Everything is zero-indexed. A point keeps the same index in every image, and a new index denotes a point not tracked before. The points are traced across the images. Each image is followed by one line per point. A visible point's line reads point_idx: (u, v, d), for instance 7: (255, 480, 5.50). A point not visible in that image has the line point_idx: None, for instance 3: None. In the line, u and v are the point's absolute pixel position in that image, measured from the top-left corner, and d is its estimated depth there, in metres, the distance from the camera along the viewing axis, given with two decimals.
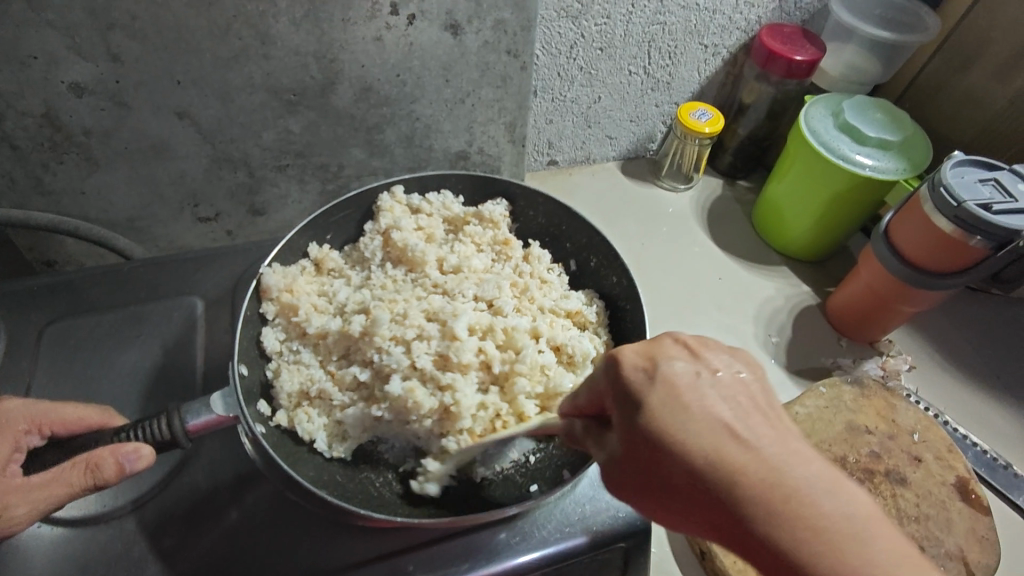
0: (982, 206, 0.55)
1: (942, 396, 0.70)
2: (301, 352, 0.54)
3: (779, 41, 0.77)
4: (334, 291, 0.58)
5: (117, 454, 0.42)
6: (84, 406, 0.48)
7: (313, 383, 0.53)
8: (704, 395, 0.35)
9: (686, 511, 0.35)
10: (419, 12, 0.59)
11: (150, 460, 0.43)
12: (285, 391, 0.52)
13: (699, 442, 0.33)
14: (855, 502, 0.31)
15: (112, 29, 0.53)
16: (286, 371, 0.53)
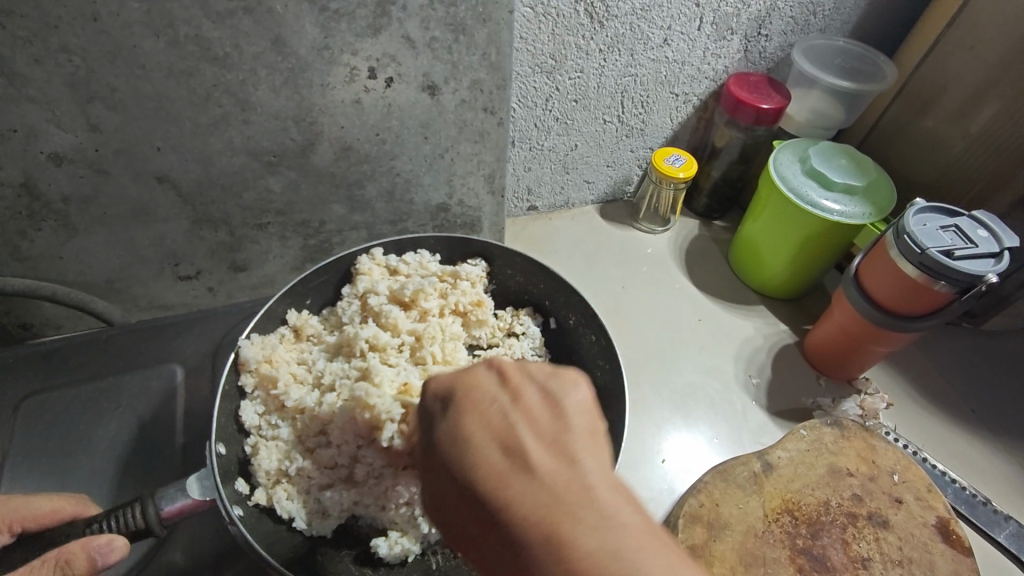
0: (944, 253, 0.57)
1: (920, 432, 0.72)
2: (278, 425, 0.54)
3: (746, 90, 0.80)
4: (314, 362, 0.58)
5: (89, 548, 0.40)
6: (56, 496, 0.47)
7: (292, 461, 0.52)
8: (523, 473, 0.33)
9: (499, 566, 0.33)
10: (396, 75, 0.61)
11: (123, 550, 0.41)
12: (262, 471, 0.51)
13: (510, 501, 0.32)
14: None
15: (92, 102, 0.53)
16: (263, 448, 0.52)
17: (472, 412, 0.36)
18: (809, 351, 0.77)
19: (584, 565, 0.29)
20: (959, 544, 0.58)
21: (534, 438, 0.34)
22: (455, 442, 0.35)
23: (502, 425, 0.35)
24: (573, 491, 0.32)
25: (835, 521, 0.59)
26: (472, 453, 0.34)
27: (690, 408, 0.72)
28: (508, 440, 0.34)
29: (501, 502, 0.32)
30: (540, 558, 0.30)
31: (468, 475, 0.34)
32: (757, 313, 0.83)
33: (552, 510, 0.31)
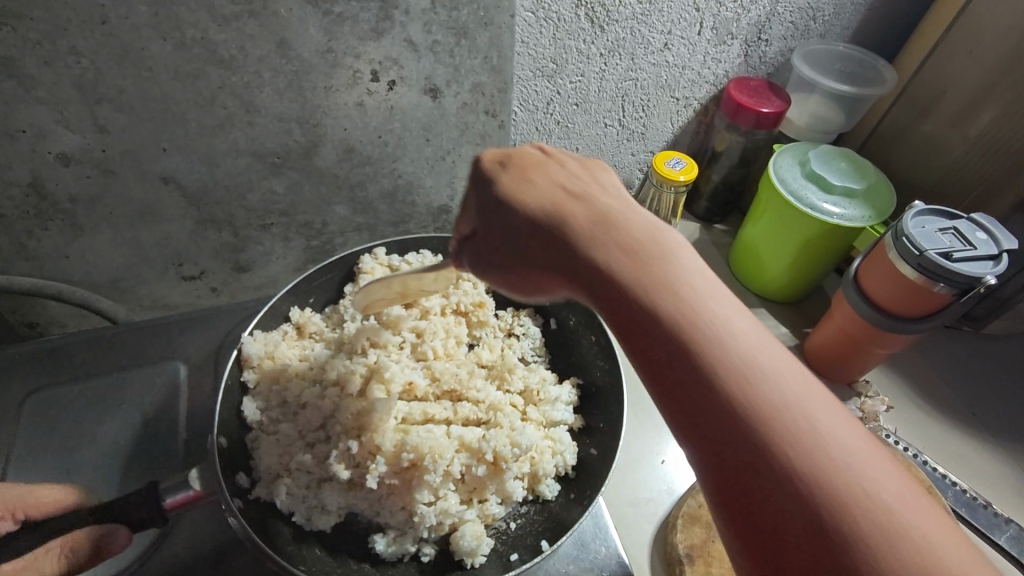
0: (943, 254, 0.58)
1: (921, 435, 0.72)
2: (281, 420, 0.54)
3: (746, 94, 0.80)
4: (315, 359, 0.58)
5: (94, 539, 0.43)
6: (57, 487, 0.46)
7: (292, 456, 0.52)
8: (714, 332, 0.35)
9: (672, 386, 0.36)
10: (399, 78, 0.62)
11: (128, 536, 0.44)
12: (262, 466, 0.51)
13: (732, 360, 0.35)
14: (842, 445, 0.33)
15: (100, 103, 0.54)
16: (264, 442, 0.52)
17: (569, 200, 0.42)
18: (809, 354, 0.77)
19: (749, 384, 0.34)
20: None
21: (637, 234, 0.40)
22: (562, 231, 0.40)
23: (601, 213, 0.41)
24: (682, 275, 0.38)
25: None
26: (592, 245, 0.39)
27: None
28: (621, 230, 0.40)
29: (630, 278, 0.38)
30: (695, 341, 0.35)
31: (595, 258, 0.39)
32: (757, 315, 0.84)
33: (752, 374, 0.34)
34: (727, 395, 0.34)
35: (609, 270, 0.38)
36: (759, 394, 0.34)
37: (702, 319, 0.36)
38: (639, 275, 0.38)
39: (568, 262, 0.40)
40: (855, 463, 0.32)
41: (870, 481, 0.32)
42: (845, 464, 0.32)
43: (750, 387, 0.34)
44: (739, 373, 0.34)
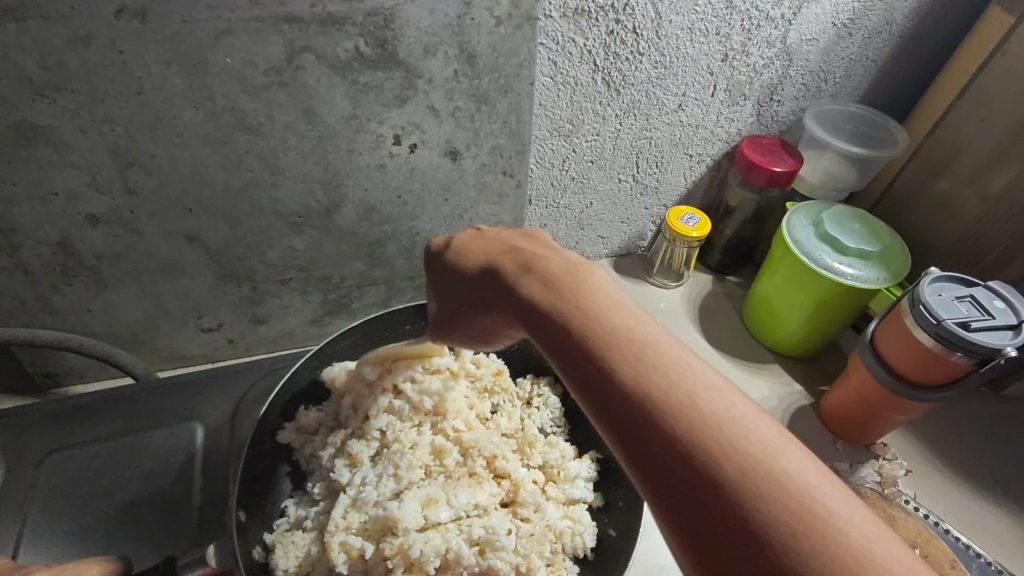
0: (960, 324, 0.57)
1: (942, 500, 0.70)
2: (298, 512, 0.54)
3: (759, 154, 0.82)
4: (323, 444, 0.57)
5: None
6: (105, 563, 0.46)
7: (311, 555, 0.51)
8: (602, 306, 0.41)
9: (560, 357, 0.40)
10: (420, 141, 0.63)
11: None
12: (283, 573, 0.50)
13: (581, 311, 0.40)
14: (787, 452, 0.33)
15: (131, 167, 0.56)
16: (281, 546, 0.51)
17: (514, 247, 0.47)
18: (825, 413, 0.76)
19: (718, 443, 0.33)
20: None
21: (553, 271, 0.43)
22: (617, 305, 0.41)
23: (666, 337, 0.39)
24: (596, 301, 0.41)
25: None
26: (643, 342, 0.38)
27: None
28: (678, 346, 0.39)
29: (661, 378, 0.36)
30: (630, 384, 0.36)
31: (661, 357, 0.37)
32: (772, 372, 0.83)
33: (640, 358, 0.37)
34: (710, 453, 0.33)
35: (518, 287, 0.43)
36: (682, 392, 0.35)
37: (612, 325, 0.39)
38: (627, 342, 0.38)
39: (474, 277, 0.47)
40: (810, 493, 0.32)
41: (763, 447, 0.33)
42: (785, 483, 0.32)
43: (679, 396, 0.35)
44: (715, 449, 0.33)
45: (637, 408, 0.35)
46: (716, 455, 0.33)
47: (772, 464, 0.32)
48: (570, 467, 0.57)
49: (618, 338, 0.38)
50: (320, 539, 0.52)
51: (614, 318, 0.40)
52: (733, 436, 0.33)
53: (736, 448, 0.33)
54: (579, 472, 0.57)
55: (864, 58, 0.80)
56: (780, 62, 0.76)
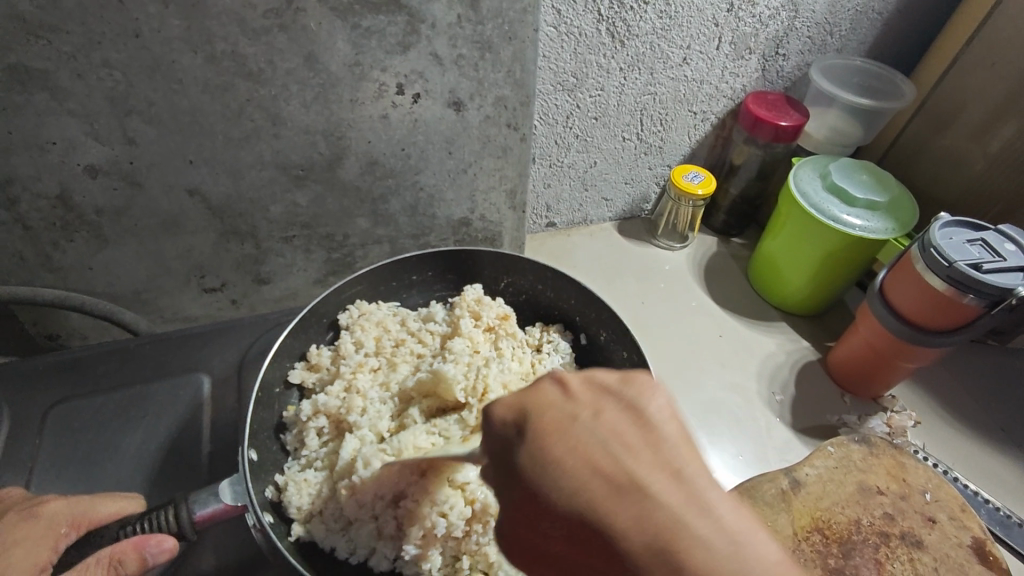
0: (972, 266, 0.57)
1: (950, 451, 0.70)
2: (309, 450, 0.54)
3: (765, 108, 0.81)
4: (332, 385, 0.56)
5: (140, 548, 0.40)
6: (120, 497, 0.46)
7: (322, 495, 0.51)
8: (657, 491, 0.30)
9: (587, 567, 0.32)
10: (423, 91, 0.62)
11: (173, 552, 0.41)
12: (295, 510, 0.50)
13: (637, 509, 0.30)
14: None
15: (130, 115, 0.55)
16: (293, 484, 0.51)
17: (554, 433, 0.33)
18: (833, 368, 0.76)
19: (678, 562, 0.28)
20: (997, 565, 0.57)
21: (599, 456, 0.31)
22: (538, 430, 0.33)
23: (598, 454, 0.31)
24: (655, 479, 0.30)
25: (867, 541, 0.58)
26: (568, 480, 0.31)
27: (714, 426, 0.71)
28: (615, 470, 0.31)
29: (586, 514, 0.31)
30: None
31: (583, 510, 0.31)
32: (778, 329, 0.83)
33: (704, 531, 0.29)
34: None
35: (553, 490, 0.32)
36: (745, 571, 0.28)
37: (667, 509, 0.29)
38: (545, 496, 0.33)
39: (505, 459, 0.35)
40: None
41: None
42: None
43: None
44: None
45: None
46: None
47: None
48: None
49: (673, 526, 0.29)
50: (330, 479, 0.52)
51: (676, 504, 0.29)
52: None
53: None
54: None
55: (870, 9, 0.79)
56: (786, 13, 0.75)
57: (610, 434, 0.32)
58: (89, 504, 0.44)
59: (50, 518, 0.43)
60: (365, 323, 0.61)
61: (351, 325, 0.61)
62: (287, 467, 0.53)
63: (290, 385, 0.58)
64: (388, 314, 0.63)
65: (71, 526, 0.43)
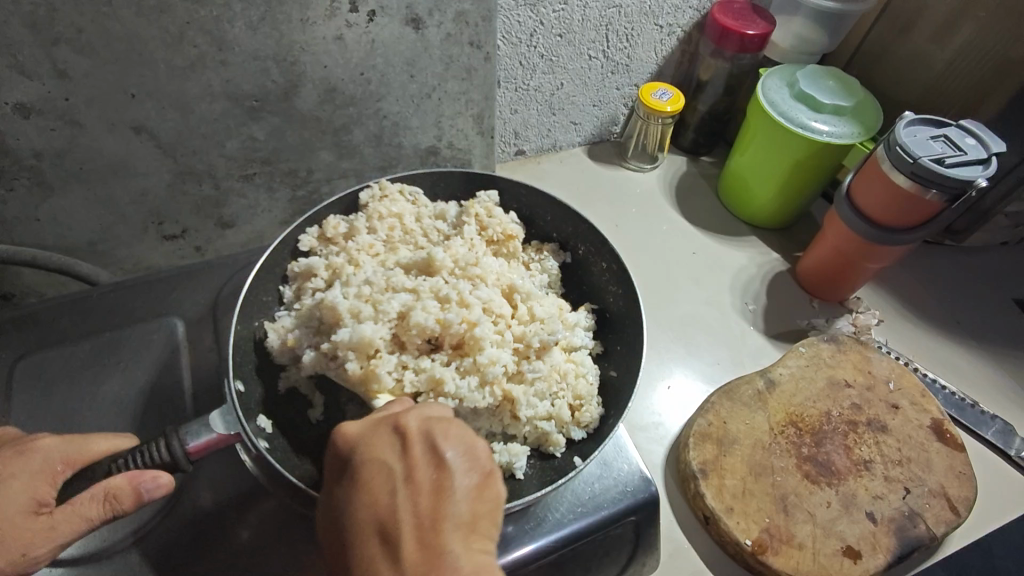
0: (935, 161, 0.58)
1: (910, 345, 0.74)
2: (303, 303, 0.55)
3: (731, 17, 0.79)
4: (335, 258, 0.57)
5: (135, 483, 0.40)
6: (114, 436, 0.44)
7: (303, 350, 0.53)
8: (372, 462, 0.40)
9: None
10: (378, 8, 0.58)
11: (169, 487, 0.41)
12: (275, 350, 0.53)
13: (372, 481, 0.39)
14: None
15: (57, 44, 0.50)
16: (273, 330, 0.53)
17: (405, 442, 0.40)
18: (802, 276, 0.79)
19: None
20: (953, 442, 0.61)
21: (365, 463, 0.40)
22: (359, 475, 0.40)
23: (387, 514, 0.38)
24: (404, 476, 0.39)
25: (837, 430, 0.61)
26: (366, 499, 0.38)
27: (691, 336, 0.74)
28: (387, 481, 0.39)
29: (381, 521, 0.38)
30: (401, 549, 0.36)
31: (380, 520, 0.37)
32: (748, 242, 0.85)
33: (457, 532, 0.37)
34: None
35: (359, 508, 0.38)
36: None
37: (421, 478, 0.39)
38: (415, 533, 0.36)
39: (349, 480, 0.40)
40: None
41: None
42: None
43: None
44: None
45: None
46: None
47: None
48: (569, 317, 0.58)
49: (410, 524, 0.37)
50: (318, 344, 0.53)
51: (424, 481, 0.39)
52: None
53: None
54: (578, 323, 0.59)
55: None
56: None
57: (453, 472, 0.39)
58: (84, 442, 0.43)
59: (46, 455, 0.41)
60: (382, 206, 0.60)
61: (371, 204, 0.60)
62: (276, 314, 0.56)
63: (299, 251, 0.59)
64: (406, 204, 0.62)
65: (67, 464, 0.41)
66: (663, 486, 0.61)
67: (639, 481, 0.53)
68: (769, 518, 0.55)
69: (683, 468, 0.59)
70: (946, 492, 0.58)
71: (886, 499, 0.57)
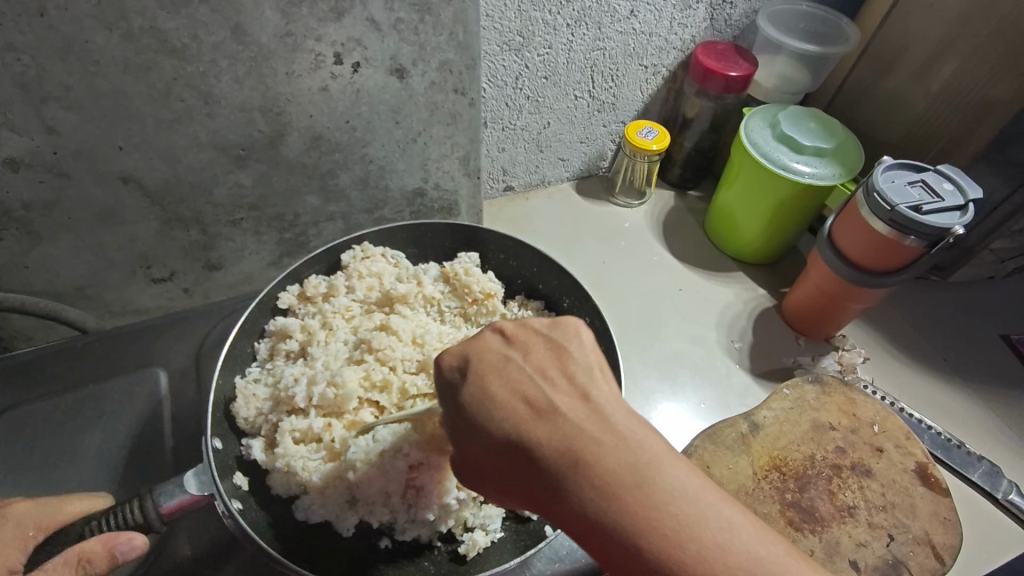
0: (913, 208, 0.59)
1: (896, 384, 0.74)
2: (275, 367, 0.57)
3: (714, 59, 0.80)
4: (310, 320, 0.59)
5: (112, 547, 0.41)
6: (87, 497, 0.46)
7: (268, 418, 0.54)
8: (551, 430, 0.36)
9: (520, 487, 0.37)
10: (363, 60, 0.59)
11: (144, 547, 0.42)
12: (243, 420, 0.53)
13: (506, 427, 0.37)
14: (686, 478, 0.35)
15: (46, 102, 0.51)
16: (241, 398, 0.53)
17: (488, 392, 0.39)
18: (788, 313, 0.79)
19: (704, 554, 0.32)
20: (938, 487, 0.61)
21: (486, 382, 0.40)
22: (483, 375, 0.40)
23: (522, 383, 0.39)
24: (561, 420, 0.37)
25: (821, 474, 0.61)
26: (503, 411, 0.38)
27: (677, 377, 0.74)
28: (529, 398, 0.38)
29: (537, 446, 0.36)
30: (560, 455, 0.35)
31: (511, 436, 0.37)
32: (735, 279, 0.85)
33: (573, 426, 0.36)
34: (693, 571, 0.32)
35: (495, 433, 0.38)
36: (619, 481, 0.34)
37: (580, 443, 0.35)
38: (572, 465, 0.35)
39: (478, 406, 0.39)
40: (691, 503, 0.34)
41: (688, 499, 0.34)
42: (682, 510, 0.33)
43: (613, 474, 0.34)
44: (626, 529, 0.33)
45: (552, 478, 0.35)
46: (626, 497, 0.34)
47: (619, 471, 0.34)
48: None
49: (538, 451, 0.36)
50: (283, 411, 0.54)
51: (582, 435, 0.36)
52: (635, 474, 0.34)
53: (610, 489, 0.34)
54: None
55: None
56: None
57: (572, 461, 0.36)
58: (56, 506, 0.44)
59: (19, 520, 0.43)
60: (364, 266, 0.62)
61: (352, 264, 0.62)
62: (247, 371, 0.57)
63: (278, 309, 0.60)
64: (387, 264, 0.64)
65: (38, 528, 0.43)
66: None
67: None
68: None
69: None
70: (931, 539, 0.58)
71: (870, 546, 0.57)
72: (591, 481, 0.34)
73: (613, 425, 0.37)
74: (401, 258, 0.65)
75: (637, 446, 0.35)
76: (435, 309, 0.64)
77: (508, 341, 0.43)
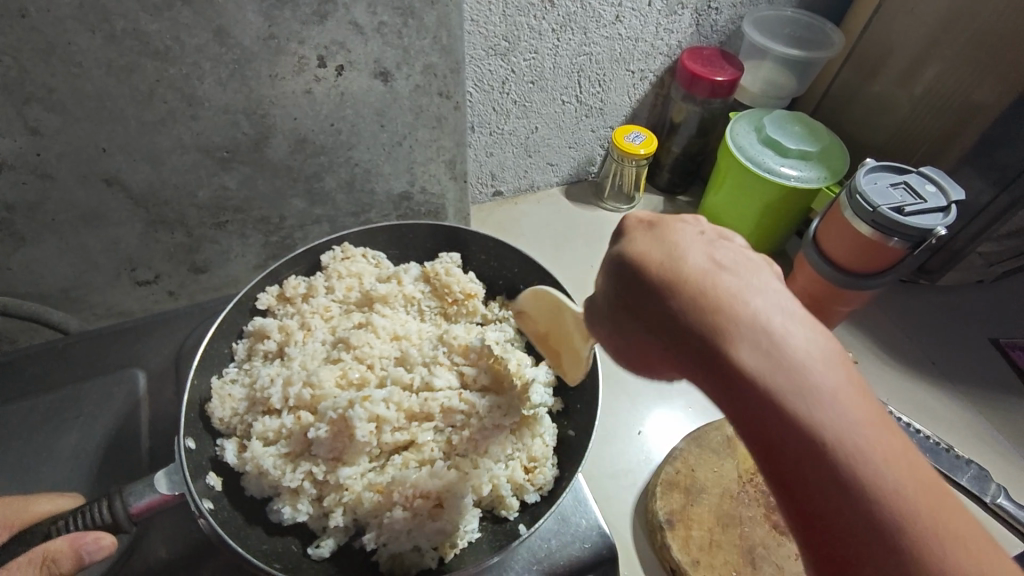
0: (896, 209, 0.59)
1: (884, 388, 0.74)
2: (252, 366, 0.57)
3: (700, 64, 0.80)
4: (289, 320, 0.59)
5: (78, 547, 0.40)
6: (57, 497, 0.47)
7: (243, 418, 0.54)
8: (730, 292, 0.35)
9: (724, 388, 0.33)
10: (347, 63, 0.60)
11: (112, 548, 0.42)
12: (217, 420, 0.53)
13: (685, 301, 0.35)
14: (854, 416, 0.31)
15: (29, 104, 0.51)
16: (217, 397, 0.54)
17: (671, 242, 0.38)
18: None
19: (944, 522, 0.29)
20: None
21: (650, 254, 0.37)
22: (634, 265, 0.37)
23: (711, 327, 0.34)
24: (755, 320, 0.34)
25: None
26: (739, 353, 0.33)
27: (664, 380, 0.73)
28: (703, 286, 0.35)
29: (721, 351, 0.33)
30: (785, 387, 0.32)
31: (705, 331, 0.34)
32: None
33: (797, 361, 0.32)
34: (929, 546, 0.29)
35: (686, 310, 0.35)
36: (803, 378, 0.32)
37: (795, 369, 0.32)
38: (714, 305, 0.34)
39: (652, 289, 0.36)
40: (853, 460, 0.30)
41: (857, 440, 0.30)
42: (853, 445, 0.30)
43: (795, 379, 0.32)
44: (805, 435, 0.31)
45: (775, 395, 0.31)
46: (811, 409, 0.31)
47: (807, 398, 0.31)
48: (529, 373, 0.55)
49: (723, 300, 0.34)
50: (257, 411, 0.54)
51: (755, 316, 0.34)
52: (869, 438, 0.30)
53: (813, 436, 0.30)
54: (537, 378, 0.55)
55: None
56: None
57: (788, 318, 0.34)
58: (25, 505, 0.45)
59: None
60: (343, 266, 0.62)
61: (332, 264, 0.63)
62: (226, 370, 0.58)
63: (258, 310, 0.61)
64: (367, 265, 0.64)
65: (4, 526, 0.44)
66: (629, 535, 0.60)
67: (597, 537, 0.54)
68: (735, 572, 0.54)
69: (651, 518, 0.59)
70: None
71: None
72: (796, 383, 0.32)
73: (810, 369, 0.32)
74: (382, 259, 0.65)
75: (846, 431, 0.30)
76: (415, 308, 0.64)
77: (715, 264, 0.36)
